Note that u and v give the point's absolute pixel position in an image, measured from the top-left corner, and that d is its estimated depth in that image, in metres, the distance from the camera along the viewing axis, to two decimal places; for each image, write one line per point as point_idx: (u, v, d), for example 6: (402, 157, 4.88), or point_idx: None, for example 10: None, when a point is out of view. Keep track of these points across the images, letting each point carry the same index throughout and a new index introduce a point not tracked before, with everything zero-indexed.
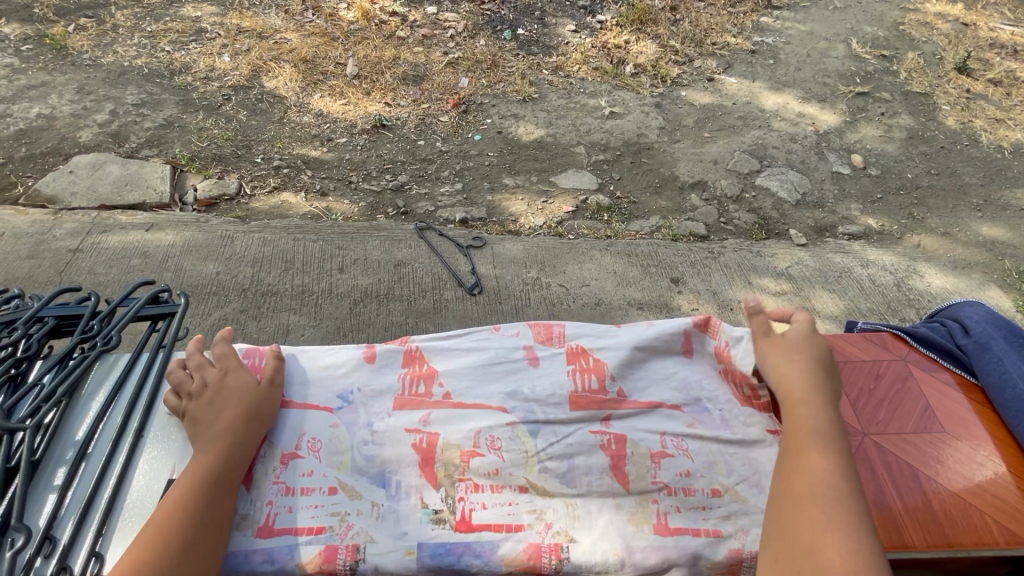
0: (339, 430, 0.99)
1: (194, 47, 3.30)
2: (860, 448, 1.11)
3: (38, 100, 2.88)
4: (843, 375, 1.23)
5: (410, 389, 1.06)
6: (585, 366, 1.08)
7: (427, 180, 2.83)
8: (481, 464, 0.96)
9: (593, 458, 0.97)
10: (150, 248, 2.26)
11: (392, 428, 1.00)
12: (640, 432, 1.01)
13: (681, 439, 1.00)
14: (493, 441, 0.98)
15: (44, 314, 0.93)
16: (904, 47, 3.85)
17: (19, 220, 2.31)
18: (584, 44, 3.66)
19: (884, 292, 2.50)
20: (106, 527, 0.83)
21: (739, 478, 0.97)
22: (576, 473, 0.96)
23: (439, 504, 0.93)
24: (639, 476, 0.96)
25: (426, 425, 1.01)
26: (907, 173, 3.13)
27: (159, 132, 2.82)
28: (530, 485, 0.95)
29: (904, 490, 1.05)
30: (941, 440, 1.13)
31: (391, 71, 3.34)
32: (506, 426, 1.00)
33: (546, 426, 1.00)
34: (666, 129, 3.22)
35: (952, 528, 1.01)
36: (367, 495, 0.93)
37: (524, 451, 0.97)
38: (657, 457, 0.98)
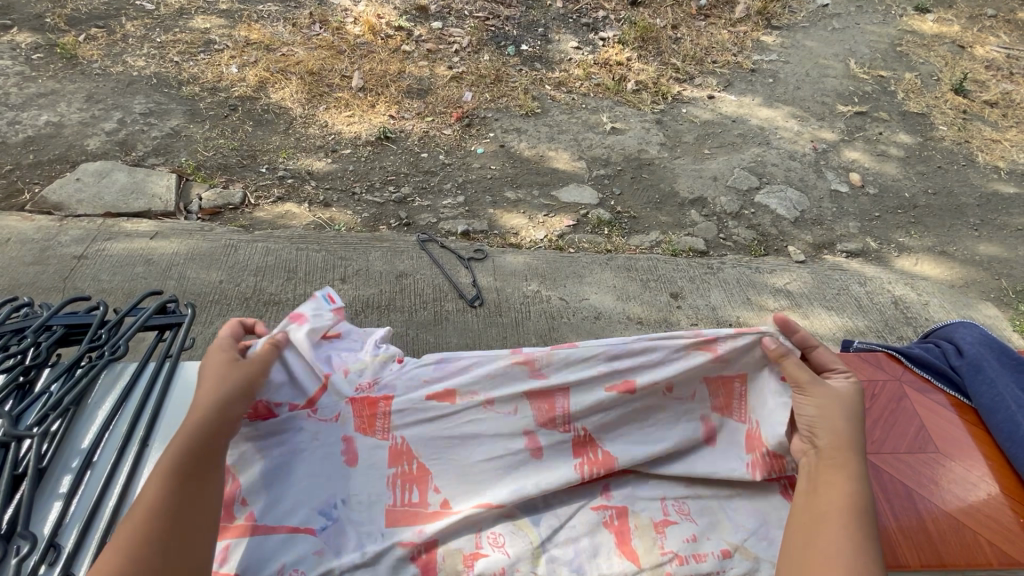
0: (324, 556, 0.99)
1: (202, 59, 3.35)
2: None
3: (47, 108, 2.92)
4: None
5: (399, 499, 1.08)
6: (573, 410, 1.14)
7: (429, 192, 2.87)
8: (486, 564, 1.01)
9: (597, 538, 1.06)
10: (154, 256, 2.28)
11: (386, 545, 1.02)
12: (643, 501, 1.11)
13: (680, 502, 1.10)
14: (496, 538, 1.04)
15: (53, 322, 0.94)
16: (901, 68, 3.91)
17: (25, 226, 2.33)
18: (586, 61, 3.72)
19: (882, 310, 2.52)
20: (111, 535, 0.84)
21: (745, 534, 1.06)
22: (585, 557, 1.03)
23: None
24: (647, 549, 1.04)
25: (422, 535, 1.03)
26: (905, 192, 3.16)
27: (166, 141, 2.86)
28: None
29: (897, 508, 1.07)
30: (935, 461, 1.14)
31: (396, 84, 3.39)
32: (509, 522, 1.07)
33: (547, 511, 1.09)
34: (666, 145, 3.26)
35: (945, 548, 1.02)
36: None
37: (528, 544, 1.04)
38: (660, 527, 1.07)
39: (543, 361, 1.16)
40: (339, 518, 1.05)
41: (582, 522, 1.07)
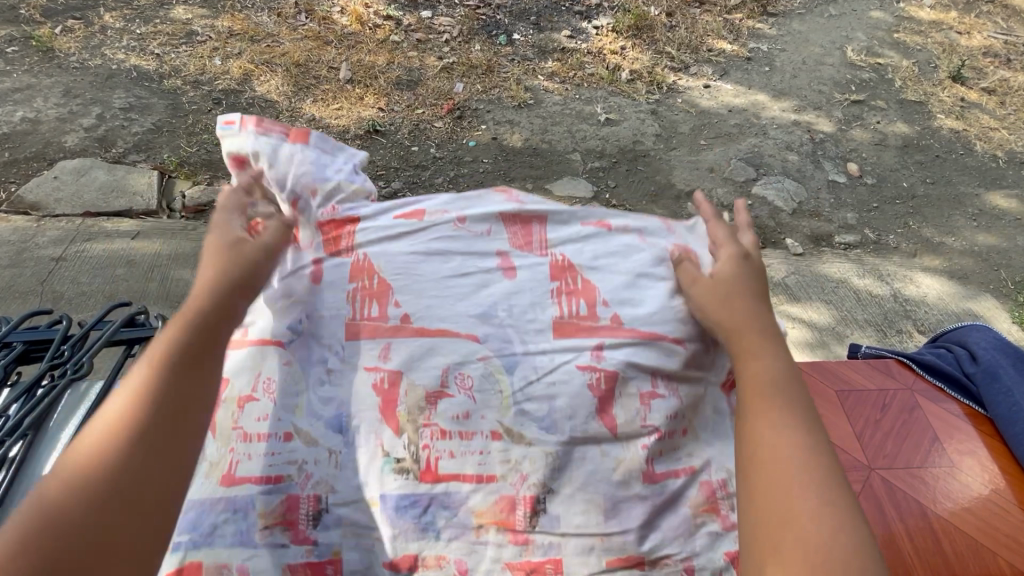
0: (293, 367, 0.92)
1: (184, 50, 3.25)
2: (867, 484, 1.08)
3: (23, 103, 2.82)
4: (848, 407, 1.21)
5: (362, 312, 0.96)
6: (573, 287, 1.02)
7: (420, 187, 2.80)
8: (448, 407, 0.88)
9: (579, 397, 0.89)
10: (136, 257, 2.21)
11: (350, 367, 0.92)
12: (636, 369, 0.93)
13: (673, 380, 0.94)
14: (463, 380, 0.90)
15: (11, 338, 0.89)
16: (899, 55, 3.86)
17: (1, 227, 2.25)
18: (579, 50, 3.64)
19: (881, 303, 2.49)
20: None
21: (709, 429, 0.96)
22: (558, 418, 0.88)
23: (403, 453, 0.85)
24: (629, 419, 0.89)
25: (386, 361, 0.91)
26: (903, 182, 3.12)
27: (147, 137, 2.77)
28: (502, 432, 0.87)
29: (914, 529, 1.03)
30: (952, 476, 1.11)
31: (384, 76, 3.30)
32: (476, 361, 0.92)
33: (525, 358, 0.93)
34: (662, 136, 3.20)
35: (960, 567, 0.99)
36: (323, 442, 0.86)
37: (497, 392, 0.90)
38: (647, 399, 0.91)
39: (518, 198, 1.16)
40: (305, 333, 0.96)
41: (558, 381, 0.91)
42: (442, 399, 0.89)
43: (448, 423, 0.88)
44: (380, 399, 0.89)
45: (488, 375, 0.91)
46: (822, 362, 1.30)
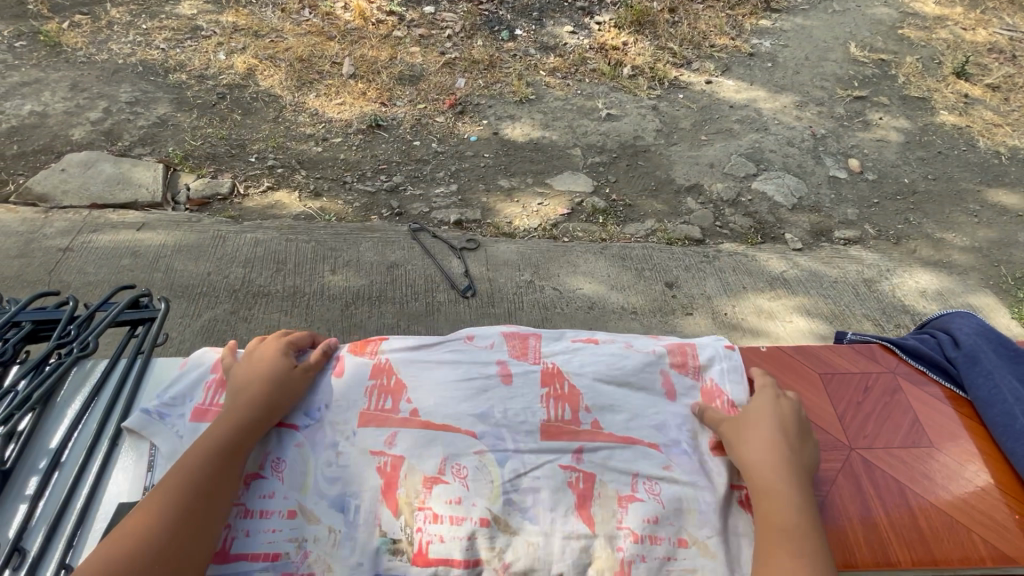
0: (305, 450, 0.96)
1: (189, 45, 3.28)
2: (847, 464, 1.10)
3: (31, 97, 2.86)
4: (831, 389, 1.21)
5: (376, 405, 1.02)
6: (559, 392, 1.07)
7: (422, 181, 2.83)
8: (444, 491, 0.93)
9: (560, 494, 0.95)
10: (141, 248, 2.24)
11: (358, 453, 0.97)
12: (614, 472, 0.98)
13: (653, 483, 0.97)
14: (459, 470, 0.96)
15: (21, 318, 0.92)
16: (902, 51, 3.85)
17: (9, 218, 2.29)
18: (581, 46, 3.65)
19: (879, 298, 2.49)
20: (77, 538, 0.82)
21: (711, 531, 0.93)
22: (540, 509, 0.93)
23: (398, 533, 0.90)
24: (604, 519, 0.92)
25: (391, 447, 0.97)
26: (904, 178, 3.12)
27: (153, 131, 2.81)
28: (490, 518, 0.91)
29: (891, 506, 1.05)
30: (929, 456, 1.12)
31: (387, 71, 3.33)
32: (473, 454, 0.97)
33: (514, 453, 0.98)
34: (663, 131, 3.21)
35: (937, 543, 1.01)
36: (324, 520, 0.90)
37: (489, 481, 0.95)
38: (625, 501, 0.95)
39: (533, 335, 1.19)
40: (321, 419, 1.01)
41: (536, 485, 0.95)
42: (439, 485, 0.94)
43: (441, 507, 0.91)
44: (382, 481, 0.94)
45: (482, 472, 0.96)
46: (805, 345, 1.31)
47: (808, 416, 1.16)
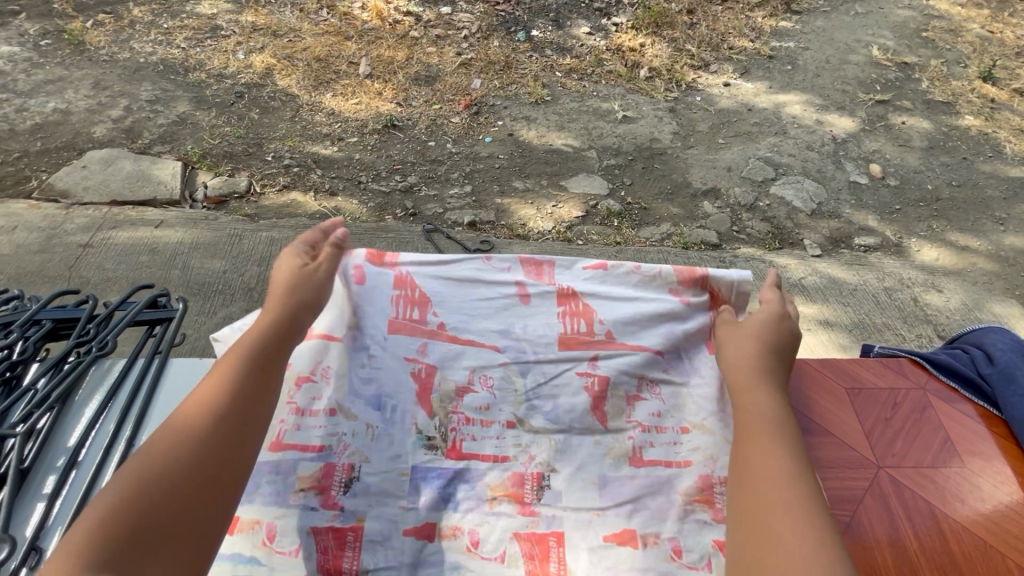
0: (343, 356, 1.09)
1: (209, 45, 3.32)
2: (875, 483, 1.07)
3: (54, 95, 2.91)
4: (859, 405, 1.18)
5: (403, 316, 1.16)
6: (575, 309, 1.20)
7: (436, 182, 2.82)
8: (474, 399, 1.08)
9: (577, 397, 1.08)
10: (159, 245, 2.27)
11: (393, 359, 1.10)
12: (624, 374, 1.12)
13: (659, 383, 1.12)
14: (486, 379, 1.10)
15: (41, 316, 0.92)
16: (926, 54, 3.76)
17: (32, 214, 2.33)
18: (598, 47, 3.62)
19: (900, 306, 2.44)
20: None
21: (710, 415, 1.08)
22: (560, 411, 1.07)
23: (432, 431, 1.03)
24: (617, 414, 1.07)
25: (423, 356, 1.11)
26: (927, 185, 3.05)
27: (172, 129, 2.84)
28: (517, 419, 1.06)
29: (919, 528, 1.02)
30: (960, 475, 1.09)
31: (403, 71, 3.33)
32: (497, 364, 1.12)
33: (535, 364, 1.13)
34: (679, 134, 3.17)
35: (969, 569, 0.97)
36: (366, 417, 1.02)
37: (513, 390, 1.10)
38: (633, 400, 1.10)
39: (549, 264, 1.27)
40: (354, 330, 1.12)
41: (558, 386, 1.10)
42: (464, 394, 1.08)
43: (470, 413, 1.06)
44: (415, 388, 1.07)
45: (506, 376, 1.11)
46: (829, 359, 1.28)
47: (832, 433, 1.13)
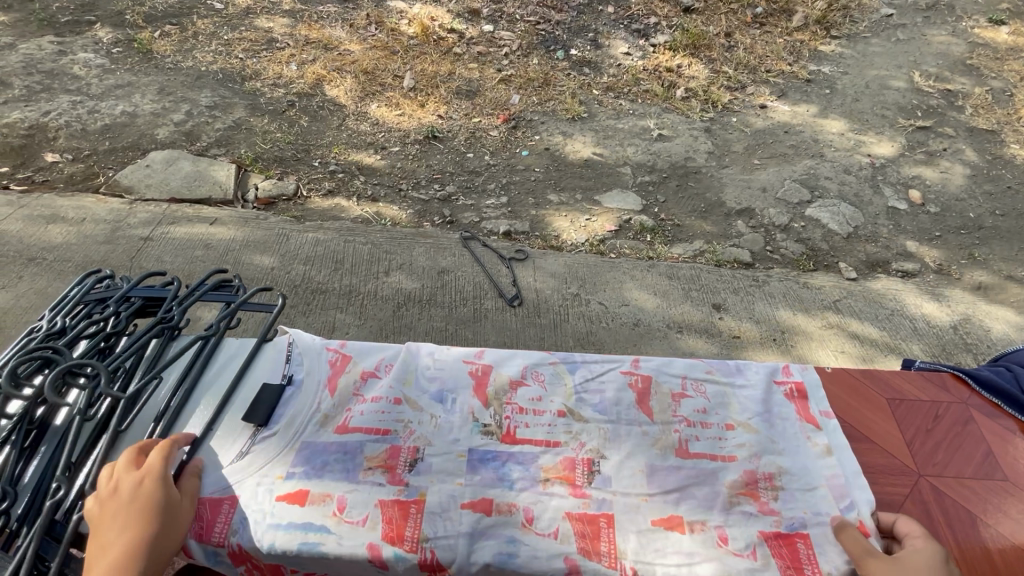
0: (407, 352, 1.17)
1: (265, 56, 3.51)
2: (916, 490, 1.07)
3: (123, 99, 3.11)
4: (899, 414, 1.19)
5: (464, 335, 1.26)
6: None
7: (473, 192, 2.91)
8: (527, 392, 1.14)
9: (623, 393, 1.14)
10: (213, 241, 2.40)
11: (452, 358, 1.18)
12: (666, 375, 1.18)
13: (700, 383, 1.17)
14: (538, 375, 1.17)
15: (132, 294, 1.02)
16: (970, 82, 3.72)
17: (99, 207, 2.49)
18: (635, 67, 3.70)
19: (939, 334, 2.40)
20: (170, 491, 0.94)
21: (751, 415, 1.13)
22: (607, 403, 1.12)
23: (488, 419, 1.08)
24: (662, 409, 1.12)
25: (480, 357, 1.19)
26: (969, 213, 3.00)
27: (228, 133, 3.01)
28: (567, 410, 1.11)
29: (963, 539, 1.02)
30: (1005, 490, 1.08)
31: (445, 85, 3.46)
32: (548, 363, 1.19)
33: (582, 363, 1.19)
34: (714, 154, 3.20)
35: None
36: (427, 406, 1.08)
37: (563, 384, 1.16)
38: (677, 397, 1.15)
39: None
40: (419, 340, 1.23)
41: (605, 380, 1.16)
42: (518, 387, 1.14)
43: (523, 404, 1.12)
44: (471, 380, 1.14)
45: (557, 373, 1.18)
46: (870, 370, 1.28)
47: (872, 441, 1.13)
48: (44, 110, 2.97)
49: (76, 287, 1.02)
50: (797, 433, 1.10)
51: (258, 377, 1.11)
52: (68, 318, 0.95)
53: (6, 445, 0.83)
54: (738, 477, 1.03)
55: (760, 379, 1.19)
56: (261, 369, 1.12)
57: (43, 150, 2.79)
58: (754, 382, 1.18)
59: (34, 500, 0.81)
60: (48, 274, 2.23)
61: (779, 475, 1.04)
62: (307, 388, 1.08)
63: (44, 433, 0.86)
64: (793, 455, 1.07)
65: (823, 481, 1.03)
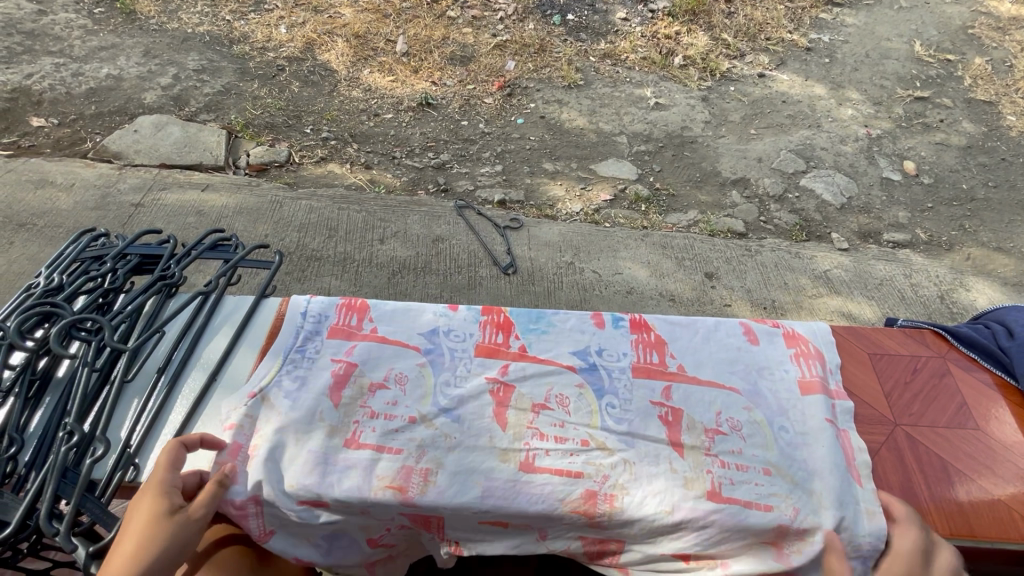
0: None
1: (253, 18, 3.42)
2: (890, 438, 1.09)
3: (107, 61, 3.02)
4: (879, 368, 1.20)
5: (490, 338, 1.09)
6: (647, 340, 1.12)
7: (468, 160, 2.89)
8: None
9: None
10: (205, 208, 2.38)
11: None
12: None
13: None
14: None
15: (128, 251, 1.01)
16: (971, 52, 3.68)
17: (87, 172, 2.45)
18: (633, 33, 3.63)
19: (926, 303, 2.44)
20: (190, 420, 0.93)
21: None
22: None
23: None
24: None
25: None
26: (962, 184, 3.02)
27: (217, 98, 2.94)
28: (577, 365, 1.07)
29: (933, 485, 1.03)
30: (975, 437, 1.11)
31: (439, 50, 3.38)
32: None
33: None
34: (711, 123, 3.17)
35: (976, 518, 1.00)
36: None
37: None
38: None
39: (702, 351, 1.12)
40: None
41: (611, 343, 1.11)
42: (545, 339, 1.10)
43: (532, 363, 1.06)
44: (485, 321, 1.12)
45: (593, 317, 1.16)
46: (853, 328, 1.29)
47: (852, 391, 1.15)
48: (26, 72, 2.89)
49: (71, 245, 1.01)
50: (796, 390, 1.08)
51: (259, 332, 1.06)
52: (65, 276, 0.94)
53: (9, 397, 0.82)
54: (753, 453, 0.99)
55: (802, 330, 1.19)
56: (264, 320, 1.07)
57: (27, 114, 2.72)
58: (803, 329, 1.19)
59: (41, 446, 0.80)
60: (40, 240, 2.20)
61: (800, 419, 1.04)
62: (318, 364, 1.00)
63: (47, 385, 0.85)
64: (806, 419, 1.03)
65: (851, 427, 1.06)
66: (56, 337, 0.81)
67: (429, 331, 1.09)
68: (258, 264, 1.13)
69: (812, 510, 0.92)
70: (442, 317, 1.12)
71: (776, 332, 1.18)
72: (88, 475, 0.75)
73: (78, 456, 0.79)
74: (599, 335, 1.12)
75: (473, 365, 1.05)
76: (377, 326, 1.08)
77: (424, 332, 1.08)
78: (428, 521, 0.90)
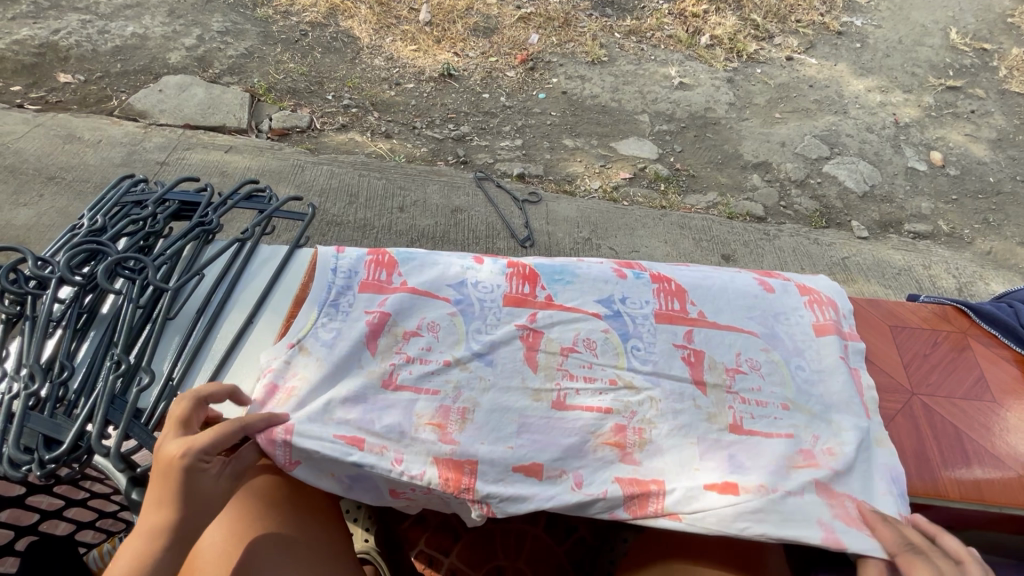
0: None
1: None
2: (906, 405, 1.11)
3: (133, 20, 3.03)
4: (898, 340, 1.22)
5: (517, 289, 1.11)
6: (669, 288, 1.14)
7: (488, 133, 2.88)
8: None
9: None
10: (228, 169, 2.40)
11: None
12: None
13: None
14: None
15: (168, 198, 1.04)
16: (1009, 42, 3.58)
17: (114, 129, 2.48)
18: (660, 10, 3.56)
19: (943, 295, 2.42)
20: (238, 343, 0.99)
21: None
22: None
23: None
24: None
25: None
26: (990, 177, 2.97)
27: (240, 61, 2.95)
28: (602, 313, 1.10)
29: (946, 452, 1.05)
30: (991, 410, 1.12)
31: (462, 21, 3.34)
32: None
33: None
34: (735, 105, 3.13)
35: (987, 485, 1.02)
36: None
37: None
38: None
39: (725, 304, 1.13)
40: None
41: (636, 291, 1.13)
42: (570, 288, 1.12)
43: (559, 311, 1.09)
44: (512, 272, 1.14)
45: (615, 269, 1.18)
46: (873, 300, 1.31)
47: (871, 359, 1.17)
48: (53, 27, 2.90)
49: (113, 189, 1.04)
50: (811, 332, 1.12)
51: (299, 266, 1.12)
52: (109, 219, 0.97)
53: (58, 328, 0.87)
54: (771, 390, 1.04)
55: (812, 282, 1.22)
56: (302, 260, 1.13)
57: (55, 70, 2.74)
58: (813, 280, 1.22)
59: (89, 374, 0.84)
60: (68, 194, 2.24)
61: (816, 359, 1.08)
62: (352, 317, 1.03)
63: (92, 320, 0.90)
64: (822, 357, 1.08)
65: (863, 365, 1.11)
66: (103, 274, 0.85)
67: (458, 282, 1.11)
68: (292, 215, 1.16)
69: (831, 433, 0.99)
70: (470, 270, 1.14)
71: (789, 283, 1.20)
72: (133, 404, 0.81)
73: (124, 385, 0.85)
74: (622, 283, 1.14)
75: (501, 313, 1.08)
76: (408, 280, 1.09)
77: (454, 284, 1.10)
78: (459, 472, 0.90)
